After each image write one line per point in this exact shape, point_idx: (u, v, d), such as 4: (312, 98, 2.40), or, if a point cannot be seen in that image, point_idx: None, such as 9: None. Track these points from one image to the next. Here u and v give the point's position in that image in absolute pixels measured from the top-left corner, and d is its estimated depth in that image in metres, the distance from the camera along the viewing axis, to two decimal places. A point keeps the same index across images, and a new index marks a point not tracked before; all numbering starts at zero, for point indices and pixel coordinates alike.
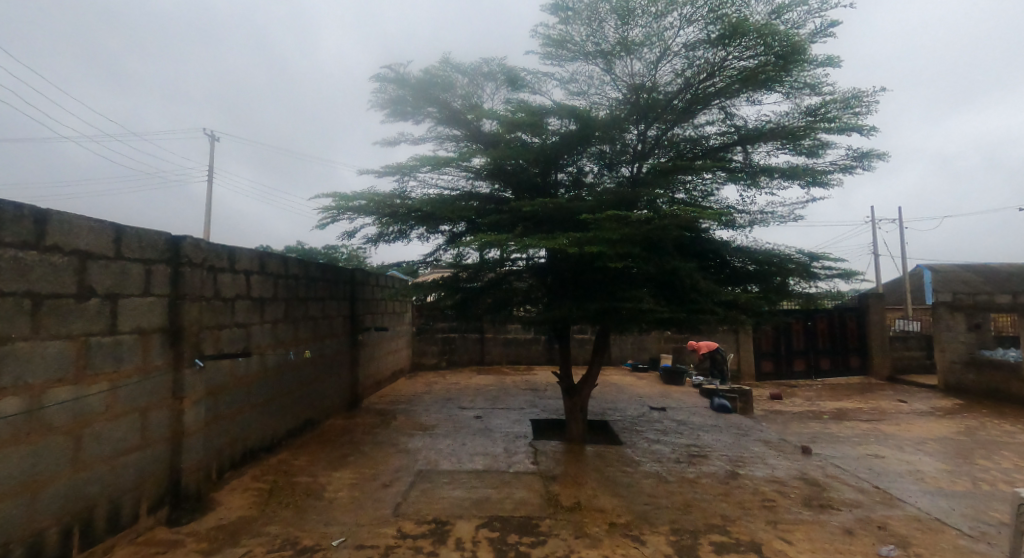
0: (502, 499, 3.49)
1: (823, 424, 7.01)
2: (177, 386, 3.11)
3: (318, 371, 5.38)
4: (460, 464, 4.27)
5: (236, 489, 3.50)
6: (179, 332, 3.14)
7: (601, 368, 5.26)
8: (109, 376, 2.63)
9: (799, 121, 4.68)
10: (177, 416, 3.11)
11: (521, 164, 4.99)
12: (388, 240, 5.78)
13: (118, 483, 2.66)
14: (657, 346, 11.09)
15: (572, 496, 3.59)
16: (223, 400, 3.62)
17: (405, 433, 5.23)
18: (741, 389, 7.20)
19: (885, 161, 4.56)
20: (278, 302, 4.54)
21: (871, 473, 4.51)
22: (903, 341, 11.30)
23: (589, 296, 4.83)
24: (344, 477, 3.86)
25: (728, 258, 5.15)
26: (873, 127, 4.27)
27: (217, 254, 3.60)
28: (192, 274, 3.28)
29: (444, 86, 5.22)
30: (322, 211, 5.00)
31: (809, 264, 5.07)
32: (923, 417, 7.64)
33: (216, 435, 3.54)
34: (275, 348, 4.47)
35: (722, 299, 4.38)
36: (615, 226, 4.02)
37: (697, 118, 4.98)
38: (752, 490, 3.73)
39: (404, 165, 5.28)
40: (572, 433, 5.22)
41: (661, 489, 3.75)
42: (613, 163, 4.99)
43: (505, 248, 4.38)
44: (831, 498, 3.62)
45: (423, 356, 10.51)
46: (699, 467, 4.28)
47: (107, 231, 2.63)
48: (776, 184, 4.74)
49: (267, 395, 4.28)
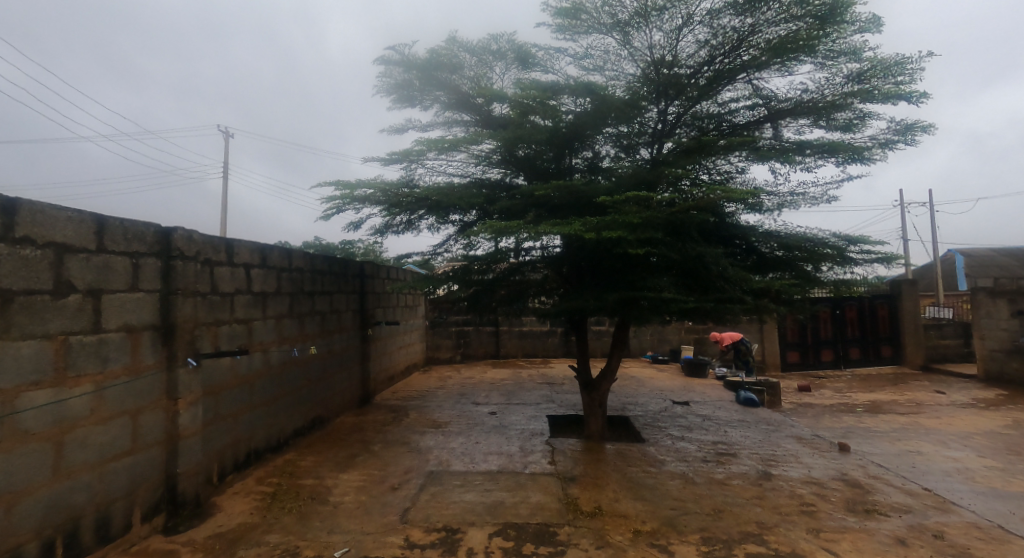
0: (517, 504, 3.27)
1: (857, 417, 6.65)
2: (171, 387, 2.93)
3: (327, 367, 5.22)
4: (473, 464, 4.05)
5: (238, 494, 3.33)
6: (172, 329, 2.95)
7: (621, 362, 4.99)
8: (94, 378, 2.45)
9: (835, 93, 4.33)
10: (172, 418, 2.93)
11: (534, 147, 4.77)
12: (396, 231, 5.58)
13: (107, 492, 2.49)
14: (678, 337, 10.76)
15: (592, 500, 3.35)
16: (224, 399, 3.46)
17: (417, 431, 5.04)
18: (767, 382, 6.95)
19: (930, 133, 4.20)
20: (282, 296, 4.37)
21: (916, 472, 4.19)
22: (939, 329, 10.81)
23: (607, 285, 4.56)
24: (352, 480, 3.68)
25: (755, 243, 4.83)
26: (925, 94, 3.86)
27: (214, 246, 3.43)
28: (186, 268, 3.09)
29: (451, 66, 4.95)
30: (327, 201, 4.80)
31: (845, 248, 4.71)
32: (963, 409, 7.24)
33: (216, 437, 3.37)
34: (280, 344, 4.31)
35: (753, 287, 4.07)
36: (636, 210, 3.77)
37: (721, 93, 4.65)
38: (788, 493, 3.44)
39: (410, 151, 5.07)
40: (591, 429, 4.98)
41: (688, 492, 3.48)
42: (631, 145, 4.74)
43: (518, 236, 4.14)
44: (877, 502, 3.31)
45: (437, 351, 10.35)
46: (728, 467, 4.00)
47: (87, 222, 2.44)
48: (809, 163, 4.41)
49: (273, 393, 4.13)
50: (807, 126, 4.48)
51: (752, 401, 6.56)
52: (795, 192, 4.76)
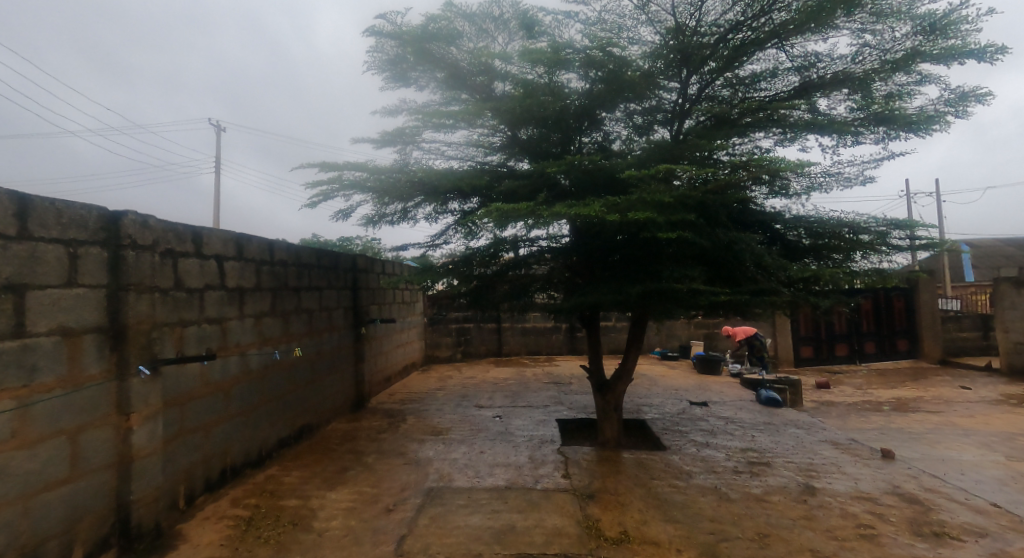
0: (531, 529, 2.83)
1: (886, 417, 6.21)
2: (122, 399, 2.46)
3: (316, 370, 4.78)
4: (478, 479, 3.61)
5: (209, 520, 2.88)
6: (122, 332, 2.48)
7: (637, 361, 4.55)
8: (16, 392, 1.97)
9: (876, 62, 3.91)
10: (124, 436, 2.46)
11: (543, 125, 4.36)
12: (390, 221, 5.13)
13: (36, 531, 2.01)
14: (687, 332, 10.35)
15: (615, 522, 2.91)
16: (191, 411, 3.01)
17: (415, 439, 4.60)
18: (790, 380, 6.53)
19: (987, 102, 3.75)
20: (262, 293, 3.91)
21: (971, 482, 3.76)
22: (957, 321, 10.37)
23: (624, 277, 4.10)
24: (340, 500, 3.23)
25: (781, 230, 4.37)
26: (1002, 48, 3.38)
27: (178, 236, 2.97)
28: (140, 259, 2.61)
29: (447, 37, 4.46)
30: (313, 186, 4.34)
31: (888, 233, 4.17)
32: (993, 406, 6.83)
33: (182, 455, 2.91)
34: (260, 346, 3.86)
35: (793, 276, 3.66)
36: (663, 190, 3.35)
37: (749, 64, 4.21)
38: (839, 513, 3.01)
39: (404, 131, 4.63)
40: (606, 435, 4.54)
41: (725, 512, 3.05)
42: (646, 125, 4.35)
43: (527, 223, 3.68)
44: (944, 523, 2.88)
45: (437, 349, 9.90)
46: (764, 480, 3.57)
47: (4, 202, 1.95)
48: (848, 139, 3.96)
49: (252, 401, 3.69)
50: (843, 99, 4.06)
51: (774, 401, 6.12)
52: (827, 173, 4.26)
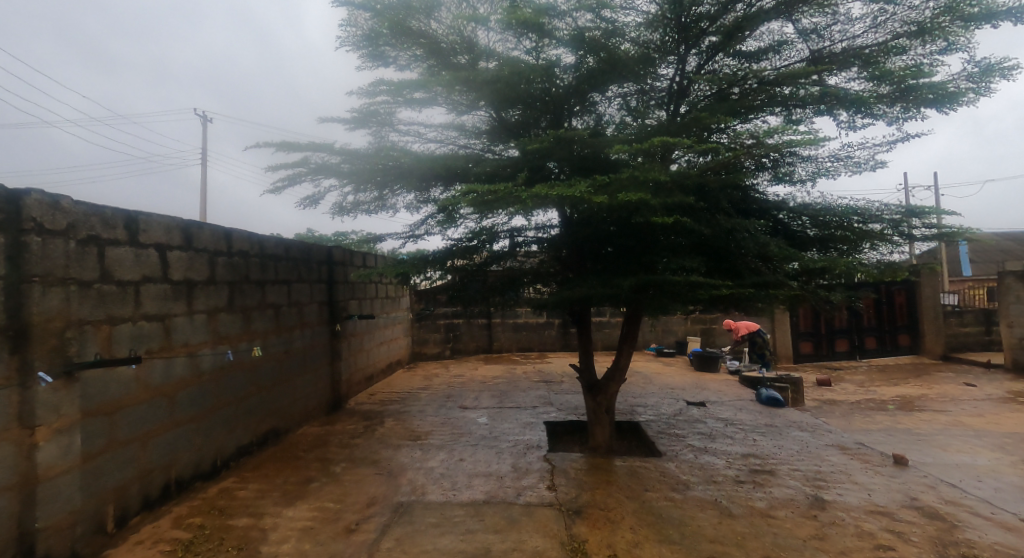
0: (507, 553, 2.49)
1: (892, 417, 5.91)
2: (25, 411, 2.08)
3: (284, 371, 4.44)
4: (454, 492, 3.26)
5: (143, 544, 2.53)
6: (26, 331, 2.11)
7: (631, 359, 4.22)
8: None
9: (891, 35, 3.58)
10: (28, 454, 2.10)
11: (529, 104, 4.02)
12: (366, 210, 4.77)
13: None
14: (683, 327, 10.06)
15: (604, 544, 2.58)
16: (124, 420, 2.66)
17: (390, 445, 4.25)
18: (790, 378, 6.21)
19: (1013, 75, 3.40)
20: (217, 286, 3.56)
21: (990, 490, 3.45)
22: (959, 316, 10.07)
23: (616, 269, 3.77)
24: (296, 519, 2.89)
25: (786, 219, 4.03)
26: None
27: (105, 220, 2.60)
28: (50, 246, 2.24)
29: (424, 8, 4.09)
30: (277, 169, 3.98)
31: (902, 221, 3.77)
32: (1000, 404, 6.54)
33: (112, 471, 2.56)
34: (214, 345, 3.50)
35: (799, 268, 3.33)
36: (657, 169, 3.03)
37: (753, 38, 3.86)
38: (854, 531, 2.69)
39: (378, 110, 4.26)
40: (596, 440, 4.22)
41: (726, 530, 2.72)
42: (642, 105, 4.03)
43: (508, 209, 3.33)
44: (972, 543, 2.56)
45: (425, 345, 9.55)
46: (768, 491, 3.25)
47: None
48: (859, 118, 3.64)
49: (204, 406, 3.34)
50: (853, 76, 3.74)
51: (776, 401, 5.81)
52: (834, 156, 3.88)
